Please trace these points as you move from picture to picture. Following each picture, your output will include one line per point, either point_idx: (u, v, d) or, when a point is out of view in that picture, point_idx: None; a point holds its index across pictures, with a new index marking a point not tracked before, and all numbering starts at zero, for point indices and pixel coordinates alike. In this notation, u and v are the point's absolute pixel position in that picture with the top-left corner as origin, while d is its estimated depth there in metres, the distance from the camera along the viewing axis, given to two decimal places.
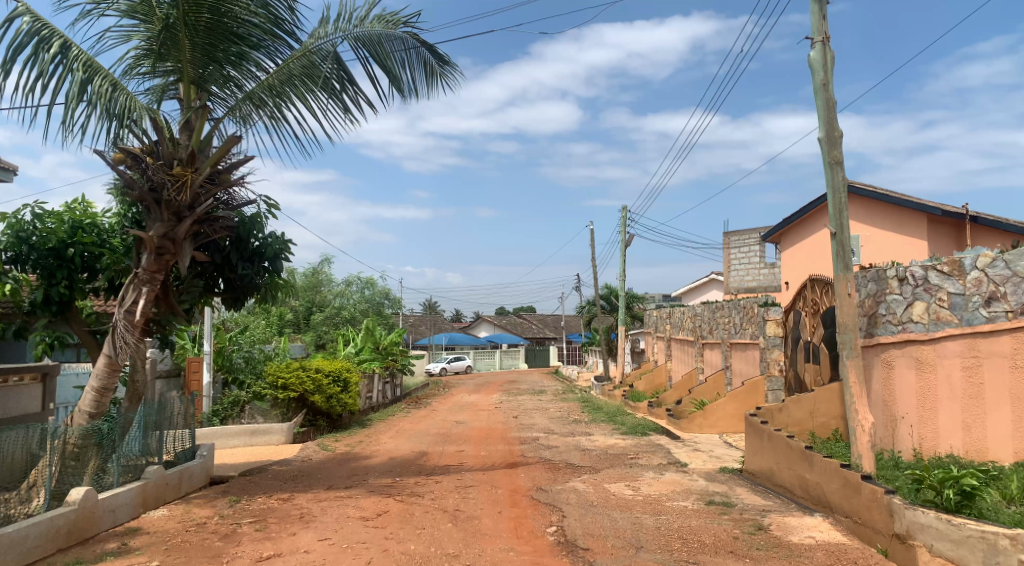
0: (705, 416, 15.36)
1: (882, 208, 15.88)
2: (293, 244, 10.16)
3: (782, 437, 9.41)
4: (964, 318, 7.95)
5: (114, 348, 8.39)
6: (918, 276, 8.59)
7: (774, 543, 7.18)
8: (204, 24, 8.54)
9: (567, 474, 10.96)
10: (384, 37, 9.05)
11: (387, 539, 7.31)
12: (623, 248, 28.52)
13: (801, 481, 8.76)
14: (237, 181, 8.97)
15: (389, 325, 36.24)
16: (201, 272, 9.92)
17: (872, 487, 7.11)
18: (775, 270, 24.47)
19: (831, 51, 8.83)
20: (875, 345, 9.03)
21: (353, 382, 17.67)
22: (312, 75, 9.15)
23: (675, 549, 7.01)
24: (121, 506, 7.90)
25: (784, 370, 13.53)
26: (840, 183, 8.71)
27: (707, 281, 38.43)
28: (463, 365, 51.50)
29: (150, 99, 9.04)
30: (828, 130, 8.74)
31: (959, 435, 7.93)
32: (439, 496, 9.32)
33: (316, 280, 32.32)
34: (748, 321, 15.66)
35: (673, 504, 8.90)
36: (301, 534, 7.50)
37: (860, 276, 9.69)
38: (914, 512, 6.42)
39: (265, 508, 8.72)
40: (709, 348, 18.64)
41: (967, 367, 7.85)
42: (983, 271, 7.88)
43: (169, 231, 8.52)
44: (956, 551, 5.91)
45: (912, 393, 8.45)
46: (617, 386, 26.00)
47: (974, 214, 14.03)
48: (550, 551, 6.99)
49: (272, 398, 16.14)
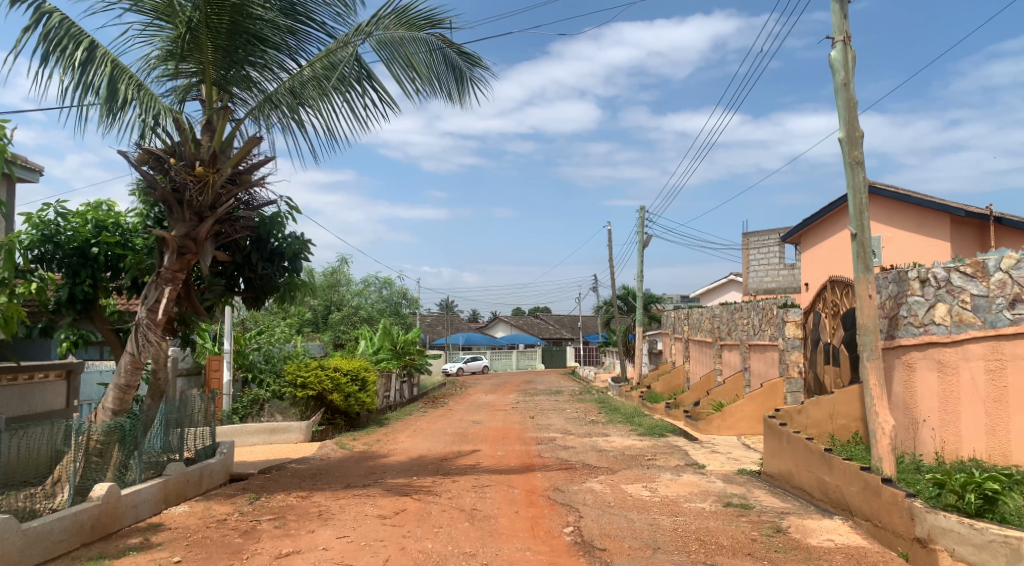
0: (723, 417, 15.26)
1: (905, 210, 15.65)
2: (313, 243, 10.20)
3: (801, 438, 9.33)
4: (987, 320, 7.88)
5: (137, 346, 8.53)
6: (940, 278, 8.53)
7: (793, 545, 7.13)
8: (226, 27, 8.61)
9: (583, 475, 10.95)
10: (407, 39, 9.09)
11: (404, 538, 7.35)
12: (641, 249, 28.56)
13: (820, 484, 8.67)
14: (257, 181, 9.06)
15: (406, 324, 36.38)
16: (222, 271, 10.00)
17: (892, 490, 7.03)
18: (795, 271, 24.31)
19: (852, 50, 8.74)
20: (895, 348, 9.05)
21: (372, 381, 17.76)
22: (332, 74, 9.16)
23: (692, 550, 7.00)
24: (143, 502, 8.00)
25: (803, 372, 13.40)
26: (860, 183, 8.63)
27: (724, 281, 38.33)
28: (480, 365, 51.68)
29: (173, 99, 9.17)
30: (849, 130, 8.67)
31: (982, 439, 7.85)
32: (456, 496, 9.36)
33: (335, 279, 32.01)
34: (767, 323, 15.53)
35: (690, 506, 8.87)
36: (320, 531, 7.57)
37: (882, 278, 9.70)
38: (935, 516, 6.36)
39: (284, 505, 8.80)
40: (727, 350, 18.53)
41: (991, 371, 7.78)
42: (1007, 273, 7.82)
43: (190, 231, 8.64)
44: (979, 555, 5.86)
45: (934, 396, 8.41)
46: (635, 387, 25.89)
47: (998, 215, 13.94)
48: (567, 551, 7.00)
49: (291, 396, 16.25)
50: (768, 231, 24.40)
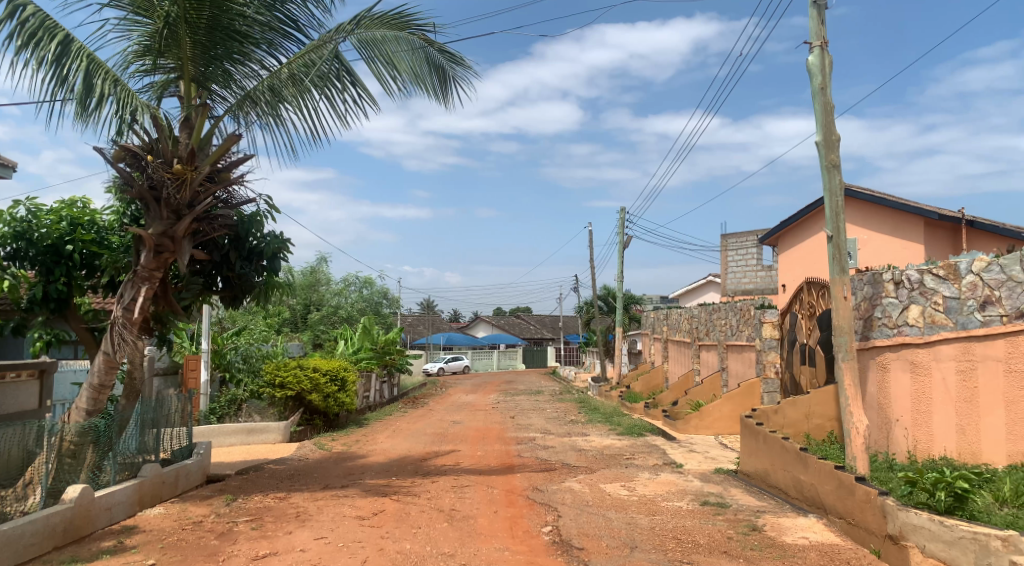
0: (701, 417, 15.38)
1: (880, 213, 15.88)
2: (292, 243, 10.15)
3: (778, 437, 9.44)
4: (958, 321, 8.04)
5: (112, 346, 8.43)
6: (913, 280, 8.68)
7: (768, 544, 7.21)
8: (205, 22, 8.54)
9: (562, 474, 10.99)
10: (389, 38, 9.09)
11: (382, 539, 7.34)
12: (622, 251, 28.71)
13: (796, 483, 8.77)
14: (236, 179, 8.99)
15: (386, 324, 36.24)
16: (200, 270, 9.89)
17: (866, 489, 7.14)
18: (772, 272, 24.56)
19: (829, 55, 8.86)
20: (869, 349, 9.14)
21: (351, 381, 17.68)
22: (313, 72, 9.13)
23: (669, 549, 7.06)
24: (117, 504, 7.92)
25: (780, 373, 13.56)
26: (836, 186, 8.75)
27: (704, 282, 38.65)
28: (460, 365, 51.65)
29: (151, 95, 9.07)
30: (826, 133, 8.78)
31: (952, 438, 8.02)
32: (435, 496, 9.36)
33: (315, 278, 31.82)
34: (744, 323, 15.70)
35: (668, 505, 8.93)
36: (298, 532, 7.53)
37: (857, 279, 9.81)
38: (906, 514, 6.48)
39: (261, 506, 8.74)
40: (705, 350, 18.69)
41: (962, 371, 7.95)
42: (978, 275, 8.02)
43: (167, 229, 8.55)
44: (949, 552, 5.97)
45: (907, 396, 8.53)
46: (614, 387, 26.02)
47: (971, 219, 14.21)
48: (545, 550, 7.03)
49: (269, 396, 16.12)
50: (747, 232, 24.62)
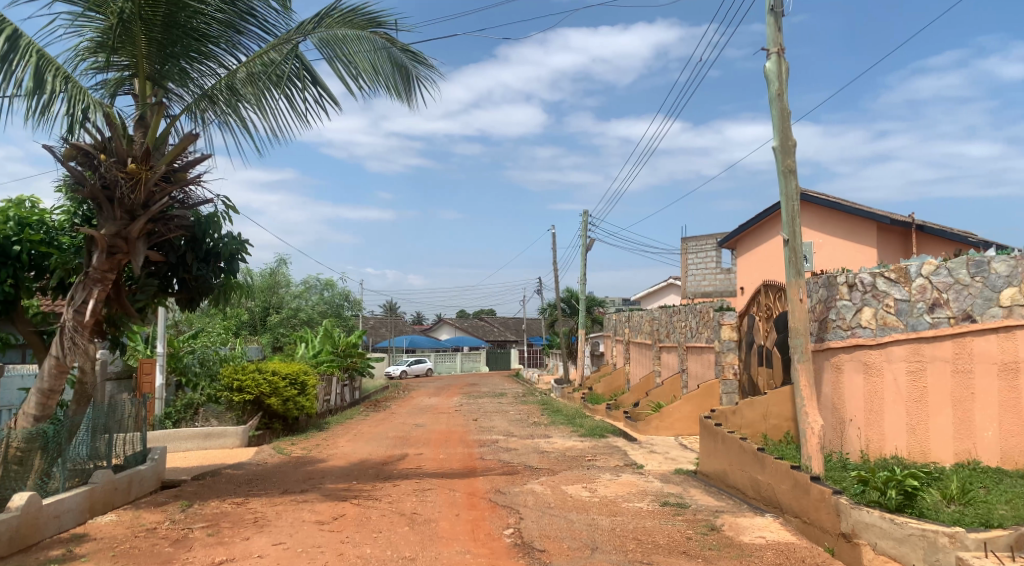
0: (661, 418, 15.54)
1: (835, 217, 16.26)
2: (251, 244, 9.98)
3: (736, 438, 9.59)
4: (909, 323, 8.40)
5: (62, 349, 8.18)
6: (866, 283, 8.90)
7: (726, 543, 7.32)
8: (161, 18, 8.34)
9: (524, 477, 11.00)
10: (350, 37, 9.00)
11: (342, 543, 7.25)
12: (584, 253, 28.90)
13: (753, 483, 8.92)
14: (192, 179, 8.80)
15: (348, 327, 35.85)
16: (155, 272, 9.65)
17: (820, 488, 7.29)
18: (731, 275, 24.96)
19: (786, 62, 9.05)
20: (824, 350, 9.25)
21: (311, 385, 17.45)
22: (272, 71, 8.99)
23: (629, 549, 7.12)
24: (66, 512, 7.68)
25: (738, 374, 13.79)
26: (792, 191, 8.93)
27: (665, 285, 39.09)
28: (423, 368, 51.39)
29: (104, 93, 8.85)
30: (783, 138, 8.96)
31: (903, 437, 8.29)
32: (396, 500, 9.29)
33: (274, 280, 31.34)
34: (704, 325, 15.93)
35: (628, 506, 9.01)
36: (255, 538, 7.39)
37: (813, 282, 10.01)
38: (859, 512, 6.63)
39: (217, 512, 8.57)
40: (666, 351, 18.90)
41: (912, 371, 8.24)
42: (927, 278, 8.41)
43: (120, 230, 8.34)
44: (899, 548, 6.14)
45: (860, 397, 8.70)
46: (577, 389, 26.15)
47: (920, 223, 14.65)
48: (507, 552, 7.02)
49: (226, 400, 15.82)
50: (706, 236, 25.00)
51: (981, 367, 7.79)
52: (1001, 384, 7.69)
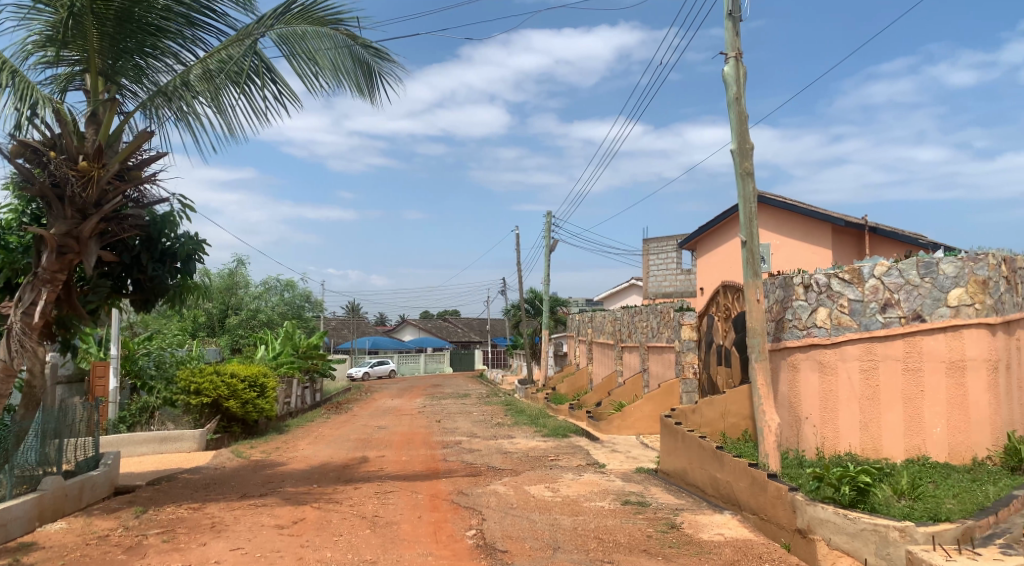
0: (623, 418, 15.68)
1: (792, 219, 16.60)
2: (208, 244, 9.80)
3: (695, 436, 9.72)
4: (862, 323, 8.58)
5: (11, 352, 7.88)
6: (821, 283, 9.07)
7: (686, 541, 7.43)
8: (114, 13, 8.12)
9: (487, 478, 11.01)
10: (310, 34, 8.89)
11: (302, 547, 7.16)
12: (547, 254, 29.02)
13: (712, 481, 9.07)
14: (147, 178, 8.62)
15: (309, 328, 35.40)
16: (108, 272, 9.36)
17: (777, 485, 7.45)
18: (691, 276, 25.31)
19: (743, 66, 9.22)
20: (782, 349, 9.41)
21: (271, 387, 17.19)
22: (229, 68, 8.84)
23: (591, 548, 7.17)
24: (14, 520, 7.44)
25: (697, 373, 13.98)
26: (750, 194, 9.09)
27: (627, 286, 39.46)
28: (386, 369, 51.02)
29: (53, 88, 8.60)
30: (741, 142, 9.12)
31: (856, 434, 8.48)
32: (357, 503, 9.21)
33: (233, 281, 30.80)
34: (664, 325, 16.13)
35: (590, 505, 9.07)
36: (212, 544, 7.26)
37: (770, 283, 10.17)
38: (814, 508, 6.79)
39: (173, 518, 8.39)
40: (628, 352, 19.08)
41: (865, 370, 8.46)
42: (880, 279, 8.61)
43: (71, 229, 8.10)
44: (852, 543, 6.31)
45: (815, 395, 8.86)
46: (540, 389, 26.24)
47: (873, 225, 15.04)
48: (469, 554, 7.02)
49: (183, 403, 15.49)
50: (667, 237, 25.34)
51: (930, 365, 8.09)
52: (949, 382, 8.03)
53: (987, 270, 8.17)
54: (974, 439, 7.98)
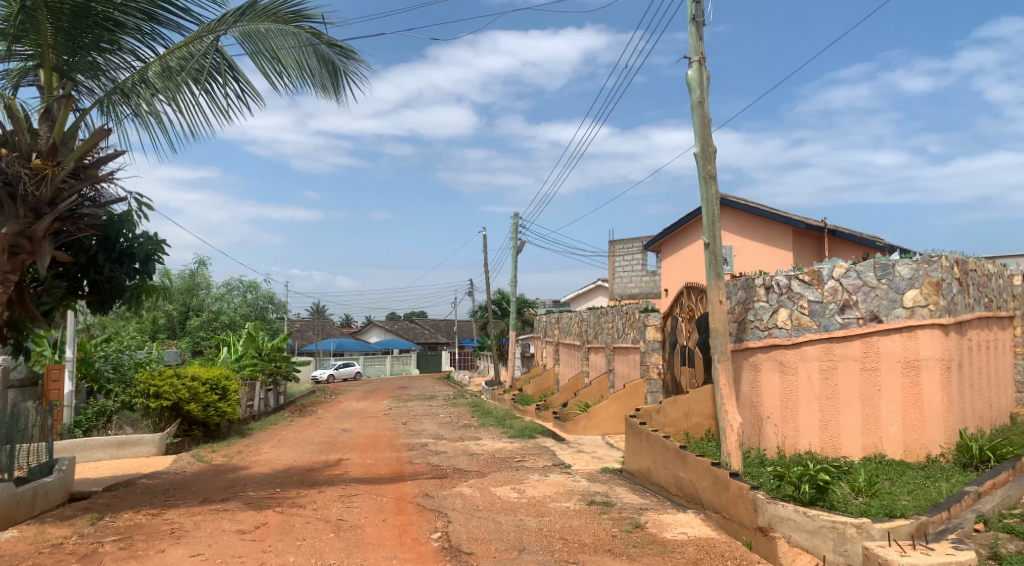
0: (589, 418, 15.77)
1: (753, 221, 16.88)
2: (168, 244, 9.51)
3: (659, 436, 9.82)
4: (821, 324, 8.78)
5: None
6: (782, 285, 9.28)
7: (650, 540, 7.50)
8: (70, 8, 7.95)
9: (453, 479, 10.97)
10: (273, 31, 8.77)
11: (264, 553, 7.06)
12: (514, 256, 29.07)
13: (676, 480, 9.15)
14: (104, 176, 8.40)
15: (273, 330, 34.90)
16: (63, 273, 9.13)
17: (738, 484, 7.55)
18: (656, 277, 25.59)
19: (706, 70, 9.35)
20: (743, 349, 9.55)
21: (233, 390, 16.92)
22: (190, 66, 8.69)
23: (556, 549, 7.19)
24: None
25: (662, 373, 14.13)
26: (713, 197, 9.22)
27: (593, 287, 39.72)
28: (351, 371, 50.53)
29: (5, 84, 8.36)
30: (703, 145, 9.24)
31: (816, 432, 8.68)
32: (321, 506, 9.10)
33: (194, 282, 30.23)
34: (629, 326, 16.27)
35: (556, 505, 9.10)
36: (171, 550, 7.11)
37: (732, 285, 10.31)
38: (775, 506, 6.88)
39: (130, 525, 8.19)
40: (594, 352, 19.20)
41: (824, 370, 8.66)
42: (838, 281, 8.80)
43: (24, 229, 7.86)
44: (811, 540, 6.43)
45: (776, 395, 9.05)
46: (507, 391, 26.25)
47: (832, 228, 15.38)
48: (434, 556, 6.99)
49: (142, 406, 15.18)
50: (632, 239, 25.59)
51: (887, 365, 8.29)
52: (904, 381, 8.21)
53: (941, 272, 8.27)
54: (928, 437, 8.15)
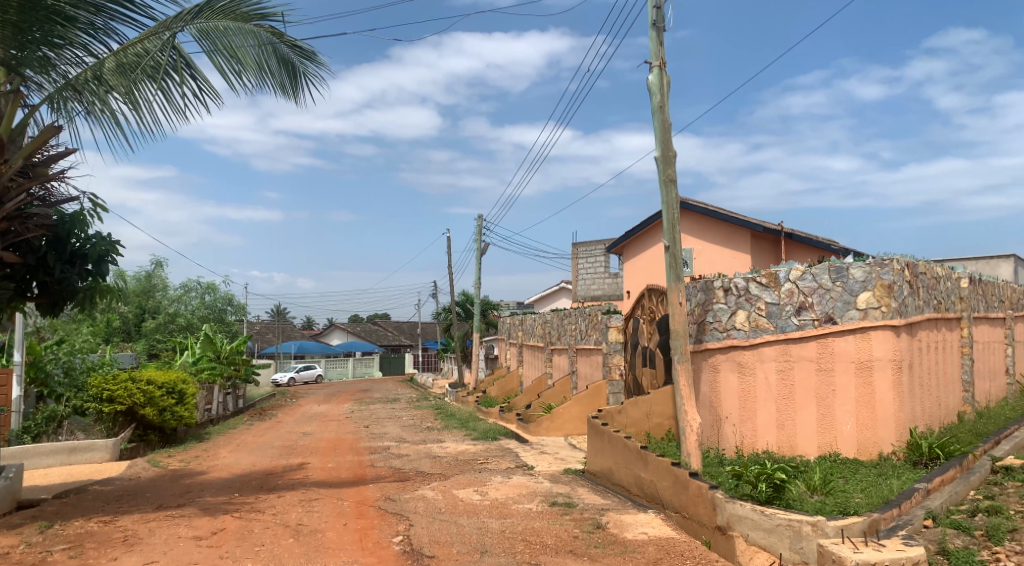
0: (552, 419, 15.83)
1: (713, 224, 17.15)
2: (123, 245, 9.26)
3: (620, 437, 9.90)
4: (778, 325, 8.97)
5: None
6: (740, 287, 9.45)
7: (611, 540, 7.56)
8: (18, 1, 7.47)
9: (415, 482, 10.91)
10: (232, 30, 8.61)
11: (221, 559, 6.93)
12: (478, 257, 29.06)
13: (637, 481, 9.24)
14: (55, 174, 8.19)
15: (232, 332, 34.28)
16: (11, 274, 8.77)
17: (697, 483, 7.66)
18: (618, 279, 25.83)
19: (667, 76, 9.47)
20: (703, 351, 9.67)
21: (190, 393, 16.59)
22: (144, 62, 8.56)
23: (519, 551, 7.20)
24: None
25: (623, 374, 14.25)
26: (673, 200, 9.34)
27: (557, 289, 39.92)
28: (313, 374, 49.89)
29: None
30: (664, 149, 9.36)
31: (773, 432, 8.84)
32: (281, 511, 8.97)
33: (150, 284, 29.54)
34: (592, 327, 16.39)
35: (518, 507, 9.11)
36: (124, 559, 6.93)
37: (691, 285, 10.38)
38: (732, 505, 7.00)
39: (81, 533, 7.96)
40: (557, 354, 19.29)
41: (781, 370, 8.85)
42: (794, 283, 8.99)
43: None
44: (768, 538, 6.55)
45: (735, 395, 9.20)
46: (470, 392, 26.20)
47: (789, 231, 15.71)
48: (396, 560, 6.94)
49: (95, 411, 14.76)
50: (595, 241, 25.79)
51: (841, 365, 8.50)
52: (858, 381, 8.42)
53: (893, 274, 8.52)
54: (880, 435, 8.36)
